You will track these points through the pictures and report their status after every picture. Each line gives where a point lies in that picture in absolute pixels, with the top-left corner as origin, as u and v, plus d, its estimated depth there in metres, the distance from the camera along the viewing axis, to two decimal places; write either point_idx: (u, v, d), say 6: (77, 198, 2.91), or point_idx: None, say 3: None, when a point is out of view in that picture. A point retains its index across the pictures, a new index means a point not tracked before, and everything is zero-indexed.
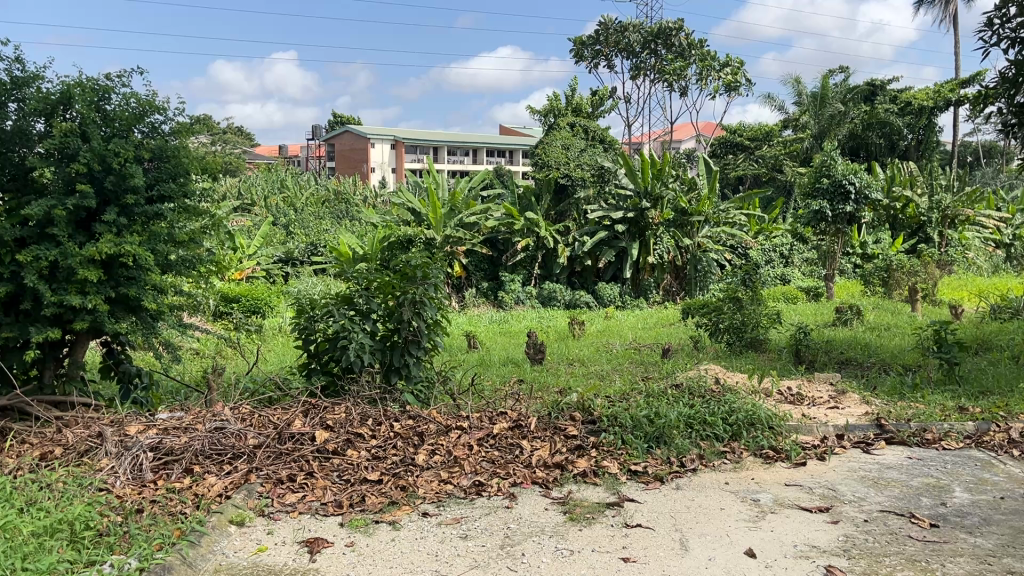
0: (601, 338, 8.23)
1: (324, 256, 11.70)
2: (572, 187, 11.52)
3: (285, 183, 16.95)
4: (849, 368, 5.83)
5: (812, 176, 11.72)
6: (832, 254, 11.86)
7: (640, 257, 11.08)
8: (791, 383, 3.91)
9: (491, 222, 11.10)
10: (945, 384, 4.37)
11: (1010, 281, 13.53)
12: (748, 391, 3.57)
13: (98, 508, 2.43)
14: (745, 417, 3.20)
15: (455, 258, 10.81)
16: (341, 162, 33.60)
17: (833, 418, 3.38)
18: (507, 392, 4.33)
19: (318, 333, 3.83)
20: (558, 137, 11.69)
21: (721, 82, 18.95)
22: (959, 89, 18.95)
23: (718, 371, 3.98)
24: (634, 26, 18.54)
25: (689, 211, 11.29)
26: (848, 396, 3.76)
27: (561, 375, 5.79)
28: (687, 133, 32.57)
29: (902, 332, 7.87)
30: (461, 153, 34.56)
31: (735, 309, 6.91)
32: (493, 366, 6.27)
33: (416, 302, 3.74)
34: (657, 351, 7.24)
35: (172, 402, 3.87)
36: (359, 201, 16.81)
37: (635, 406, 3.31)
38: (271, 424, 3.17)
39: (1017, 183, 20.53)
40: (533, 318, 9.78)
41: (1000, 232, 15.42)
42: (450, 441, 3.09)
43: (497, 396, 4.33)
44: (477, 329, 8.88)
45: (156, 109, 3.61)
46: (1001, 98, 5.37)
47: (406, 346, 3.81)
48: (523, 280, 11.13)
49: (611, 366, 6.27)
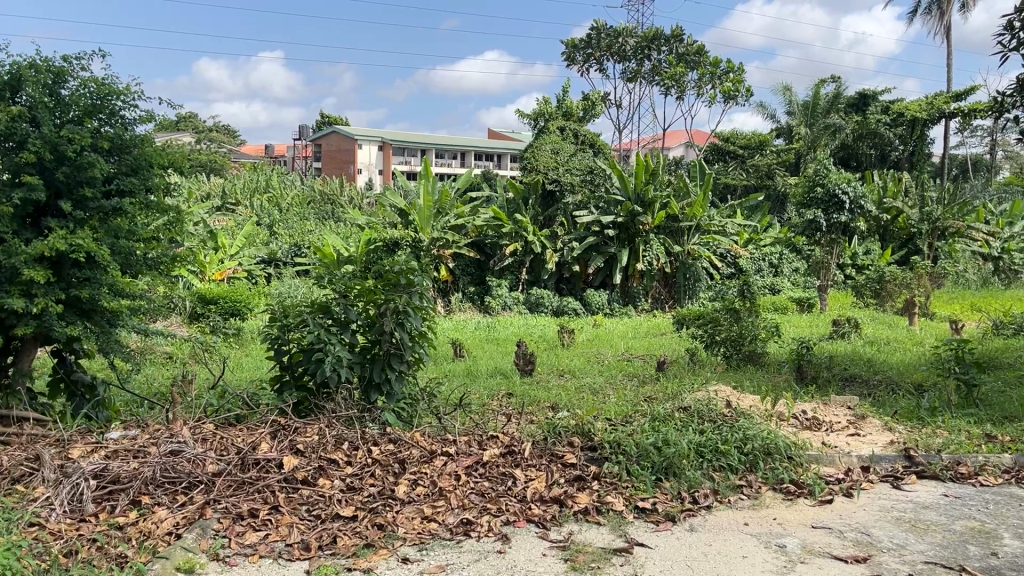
0: (592, 348, 7.94)
1: (307, 257, 11.34)
2: (561, 191, 11.23)
3: (271, 182, 16.60)
4: (853, 386, 5.56)
5: (806, 186, 11.51)
6: (826, 265, 11.63)
7: (629, 264, 10.79)
8: (805, 406, 3.60)
9: (478, 224, 10.76)
10: (964, 407, 4.10)
11: (1001, 295, 13.37)
12: (762, 416, 3.26)
13: (22, 551, 2.09)
14: (760, 447, 2.91)
15: (442, 261, 10.50)
16: (328, 162, 33.23)
17: (856, 446, 3.08)
18: (496, 412, 4.01)
19: (292, 343, 3.50)
20: (548, 141, 11.42)
21: (715, 88, 18.77)
22: (951, 101, 18.87)
23: (728, 393, 3.66)
24: (627, 31, 18.37)
25: (681, 217, 10.98)
26: (868, 421, 3.46)
27: (552, 388, 5.49)
28: (678, 139, 32.54)
29: (903, 347, 7.63)
30: (449, 156, 34.30)
31: (733, 320, 6.64)
32: (481, 377, 5.96)
33: (399, 312, 3.41)
34: (651, 363, 6.97)
35: (129, 417, 3.52)
36: (345, 202, 16.48)
37: (640, 432, 3.01)
38: (233, 447, 2.84)
39: (1006, 196, 20.47)
40: (521, 324, 9.48)
41: (989, 244, 14.97)
42: (435, 470, 2.76)
43: (485, 414, 4.02)
44: (463, 336, 8.57)
45: (117, 94, 3.23)
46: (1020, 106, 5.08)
47: (388, 360, 3.49)
48: (510, 286, 10.82)
49: (604, 380, 5.97)
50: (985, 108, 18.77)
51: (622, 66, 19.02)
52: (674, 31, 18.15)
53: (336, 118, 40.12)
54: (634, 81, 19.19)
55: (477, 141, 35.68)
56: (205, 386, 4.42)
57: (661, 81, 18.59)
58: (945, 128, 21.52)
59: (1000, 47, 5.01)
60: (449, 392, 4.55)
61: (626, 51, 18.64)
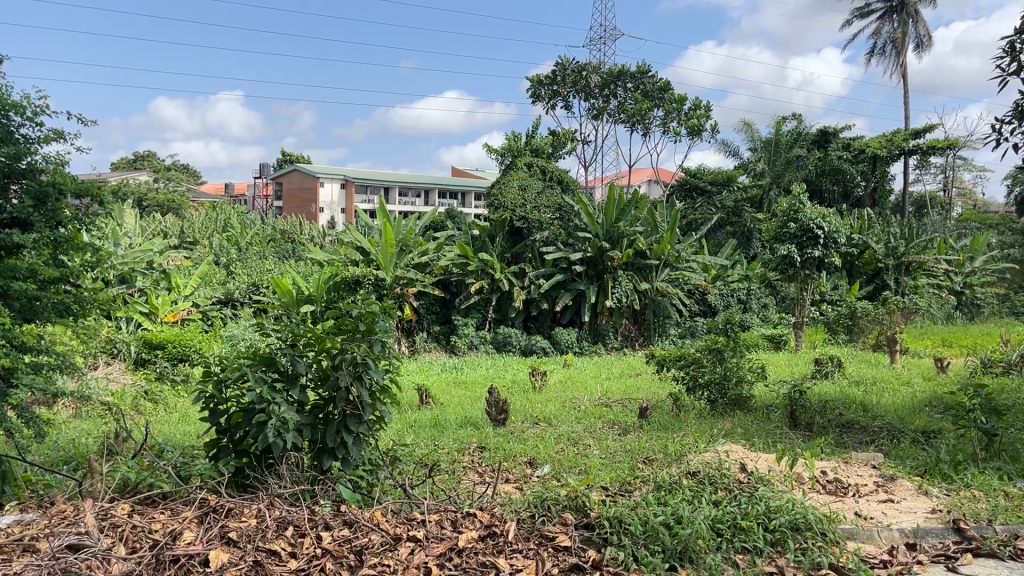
0: (566, 391, 7.45)
1: (267, 296, 10.74)
2: (529, 229, 10.83)
3: (229, 221, 15.98)
4: (852, 432, 5.16)
5: (778, 220, 11.26)
6: (800, 301, 11.32)
7: (597, 300, 10.40)
8: (825, 466, 3.14)
9: (444, 262, 10.30)
10: (987, 461, 3.67)
11: (972, 330, 13.23)
12: (782, 480, 2.82)
13: None
14: (786, 523, 2.47)
15: (406, 299, 9.96)
16: (289, 201, 32.59)
17: (895, 517, 2.63)
18: (468, 483, 3.49)
19: (230, 403, 2.99)
20: (515, 178, 11.02)
21: (681, 125, 18.67)
22: (912, 138, 19.04)
23: (738, 453, 3.18)
24: (592, 67, 18.26)
25: (649, 253, 10.60)
26: (899, 483, 3.01)
27: (527, 439, 5.01)
28: (643, 177, 32.57)
29: (890, 387, 7.29)
30: (412, 194, 33.89)
31: (716, 361, 6.21)
32: (449, 429, 5.43)
33: (357, 364, 2.94)
34: (631, 408, 6.50)
35: (32, 495, 2.95)
36: (306, 240, 15.91)
37: (644, 505, 2.57)
38: (149, 539, 2.30)
39: (967, 231, 20.62)
40: (489, 366, 8.97)
41: (951, 278, 15.18)
42: (398, 562, 2.26)
43: (455, 486, 3.50)
44: (428, 379, 8.03)
45: (17, 108, 2.74)
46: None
47: (344, 420, 3.00)
48: (476, 325, 10.32)
49: (583, 429, 5.47)
50: (944, 145, 18.93)
51: (588, 103, 18.89)
52: (639, 68, 18.05)
53: (298, 157, 39.57)
54: (599, 117, 19.06)
55: (441, 179, 35.33)
56: (141, 447, 3.89)
57: (628, 117, 18.46)
58: (905, 164, 21.76)
59: (999, 71, 4.74)
60: (411, 453, 4.02)
61: (591, 87, 18.51)
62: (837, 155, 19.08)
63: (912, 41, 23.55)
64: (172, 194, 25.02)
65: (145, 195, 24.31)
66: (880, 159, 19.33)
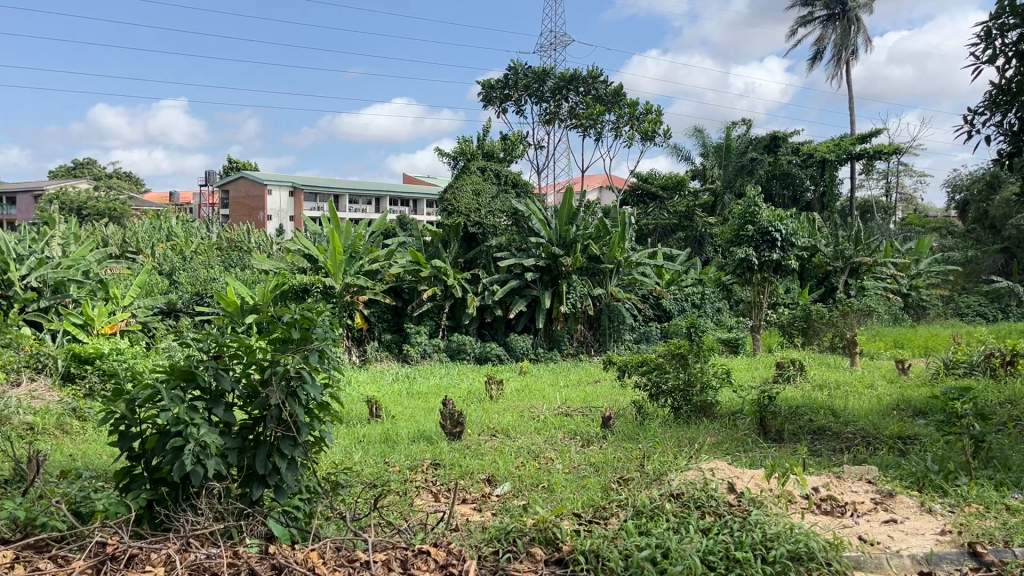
0: (523, 400, 7.10)
1: (210, 306, 10.25)
2: (482, 234, 10.47)
3: (171, 230, 15.32)
4: (825, 440, 4.90)
5: (735, 223, 11.09)
6: (757, 305, 11.16)
7: (552, 306, 10.10)
8: (816, 481, 2.84)
9: (395, 269, 9.87)
10: (975, 470, 3.44)
11: (923, 332, 13.26)
12: (775, 500, 2.51)
13: None
14: (787, 553, 2.15)
15: (356, 308, 9.49)
16: (235, 209, 31.70)
17: (904, 541, 2.34)
18: (420, 515, 3.12)
19: (145, 425, 2.57)
20: (468, 182, 10.61)
21: (634, 129, 18.52)
22: (859, 142, 19.21)
23: (721, 469, 2.86)
24: (544, 71, 17.99)
25: (603, 258, 10.35)
26: (900, 500, 2.73)
27: (483, 453, 4.64)
28: (595, 184, 32.52)
29: (854, 391, 7.11)
30: (362, 201, 33.26)
31: (679, 366, 5.90)
32: (399, 444, 5.05)
33: (291, 378, 2.56)
34: (593, 418, 6.16)
35: None
36: (252, 247, 15.29)
37: (625, 537, 2.25)
38: None
39: (913, 234, 20.91)
40: (442, 375, 8.59)
41: (898, 281, 15.26)
42: None
43: (406, 519, 3.12)
44: (379, 390, 7.59)
45: None
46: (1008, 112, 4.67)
47: (275, 443, 2.59)
48: (429, 332, 9.90)
49: (543, 441, 5.12)
50: (890, 150, 19.14)
51: (540, 107, 18.61)
52: (592, 73, 17.86)
53: (244, 164, 38.60)
54: (551, 122, 18.83)
55: (391, 186, 34.76)
56: (55, 477, 3.43)
57: (580, 122, 18.27)
58: (852, 169, 22.01)
59: (972, 61, 4.64)
60: (355, 482, 3.63)
61: (544, 91, 18.23)
62: (786, 160, 19.14)
63: (853, 48, 23.89)
64: (113, 202, 24.12)
65: (83, 204, 23.32)
66: (828, 163, 19.45)
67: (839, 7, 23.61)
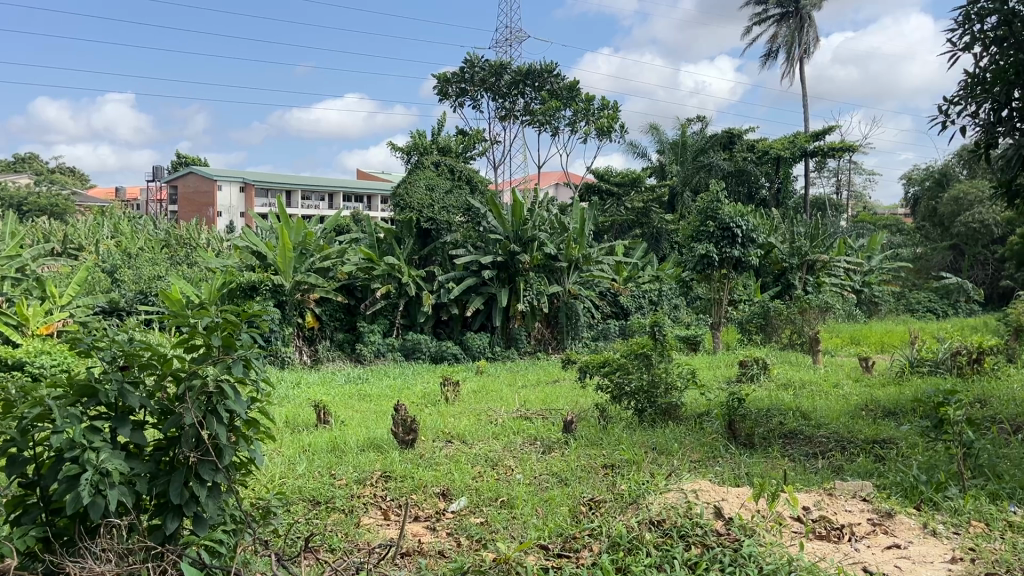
0: (480, 403, 6.74)
1: (154, 305, 9.74)
2: (438, 231, 10.08)
3: (115, 227, 14.65)
4: (797, 444, 4.65)
5: (694, 218, 10.87)
6: (717, 303, 10.98)
7: (509, 304, 9.79)
8: (806, 501, 2.59)
9: (347, 266, 9.43)
10: (966, 480, 3.20)
11: (879, 328, 13.23)
12: (768, 527, 2.25)
13: None
14: None
15: (307, 306, 9.06)
16: (183, 206, 30.76)
17: (913, 572, 2.07)
18: (364, 547, 2.77)
19: (38, 449, 2.17)
20: (422, 177, 10.20)
21: (591, 125, 18.31)
22: (813, 140, 19.24)
23: (703, 490, 2.58)
24: (501, 65, 17.63)
25: (560, 256, 10.06)
26: (899, 521, 2.49)
27: (439, 463, 4.28)
28: (552, 180, 32.29)
29: (820, 390, 6.92)
30: (316, 197, 32.52)
31: (643, 366, 5.60)
32: (347, 455, 4.66)
33: (211, 394, 2.19)
34: (553, 422, 5.85)
35: None
36: (199, 244, 14.66)
37: None
38: None
39: (865, 231, 21.06)
40: (397, 375, 8.20)
41: (852, 276, 15.27)
42: None
43: (348, 550, 2.77)
44: (327, 393, 7.19)
45: None
46: (985, 103, 4.46)
47: (193, 467, 2.22)
48: (383, 331, 9.50)
49: (500, 448, 4.79)
50: (843, 147, 19.21)
51: (496, 102, 18.26)
52: (547, 67, 17.54)
53: (193, 159, 37.56)
54: (507, 117, 18.50)
55: (345, 182, 34.09)
56: None
57: (536, 118, 17.98)
58: (807, 166, 22.09)
59: (949, 48, 4.43)
60: (293, 511, 3.26)
61: (500, 86, 17.89)
62: (742, 157, 19.01)
63: (806, 46, 23.98)
64: (55, 197, 23.11)
65: (24, 199, 22.34)
66: (783, 160, 19.46)
67: (792, 5, 23.68)
